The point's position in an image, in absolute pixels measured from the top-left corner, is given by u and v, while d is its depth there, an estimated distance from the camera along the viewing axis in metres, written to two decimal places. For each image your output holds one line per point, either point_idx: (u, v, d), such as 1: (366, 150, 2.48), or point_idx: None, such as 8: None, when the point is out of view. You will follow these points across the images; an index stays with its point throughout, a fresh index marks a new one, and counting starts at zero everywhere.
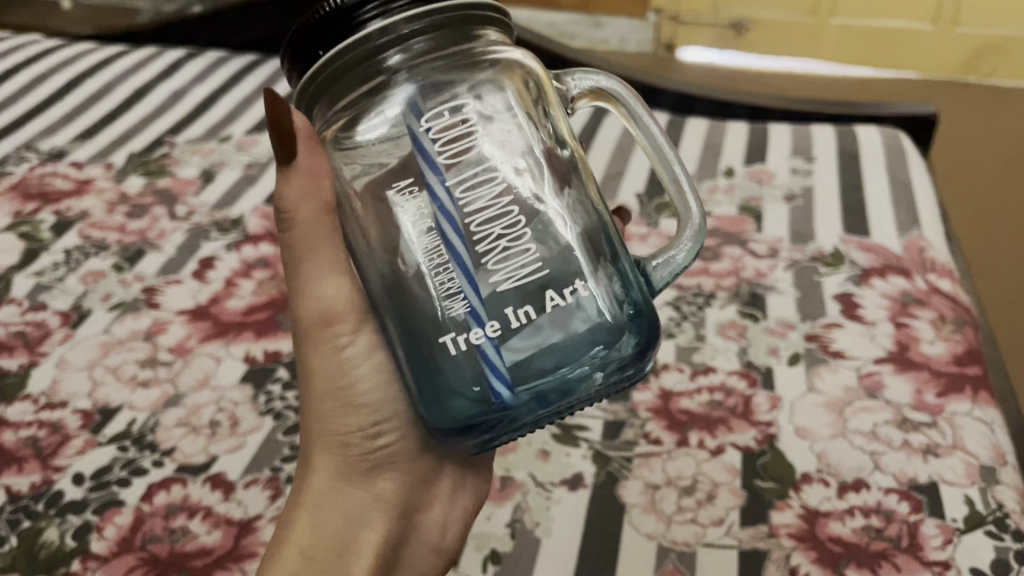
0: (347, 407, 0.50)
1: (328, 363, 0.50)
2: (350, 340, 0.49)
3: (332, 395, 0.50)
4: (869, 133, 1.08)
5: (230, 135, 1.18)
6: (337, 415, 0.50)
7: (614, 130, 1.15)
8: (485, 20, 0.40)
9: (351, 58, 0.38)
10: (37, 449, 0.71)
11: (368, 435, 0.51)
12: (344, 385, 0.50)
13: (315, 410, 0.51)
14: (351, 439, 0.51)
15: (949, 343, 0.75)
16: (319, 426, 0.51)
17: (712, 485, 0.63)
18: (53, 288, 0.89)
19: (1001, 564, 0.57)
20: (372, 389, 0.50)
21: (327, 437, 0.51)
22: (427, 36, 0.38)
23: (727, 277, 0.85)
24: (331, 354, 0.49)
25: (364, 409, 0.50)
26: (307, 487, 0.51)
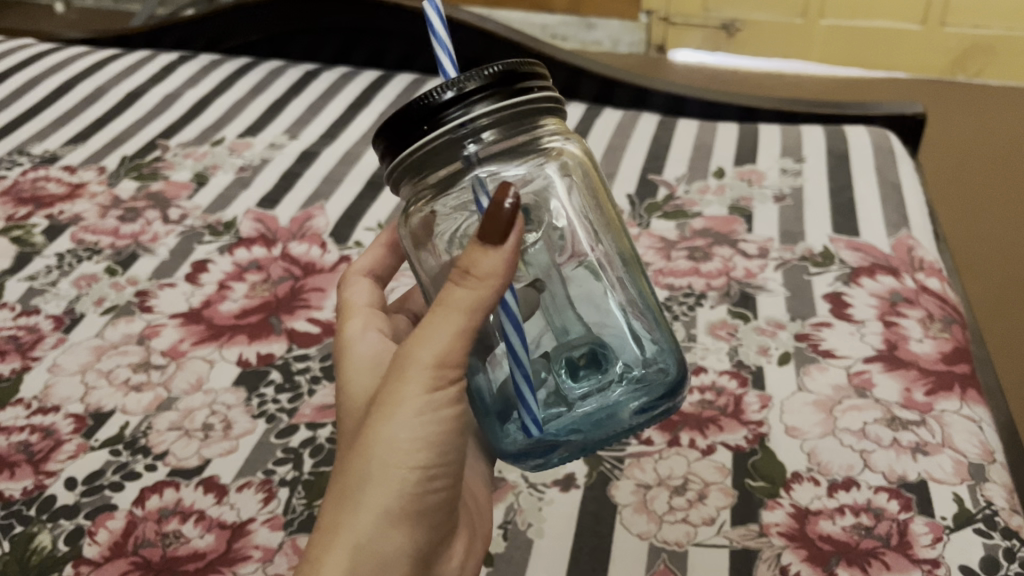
0: (416, 447, 0.46)
1: (417, 398, 0.46)
2: (449, 386, 0.46)
3: (412, 434, 0.46)
4: (858, 133, 1.09)
5: (223, 139, 1.18)
6: (408, 453, 0.46)
7: (606, 132, 1.16)
8: (546, 108, 0.46)
9: (434, 146, 0.44)
10: (30, 453, 0.71)
11: (428, 477, 0.47)
12: (422, 427, 0.46)
13: (388, 442, 0.46)
14: (412, 481, 0.46)
15: (938, 342, 0.75)
16: (383, 464, 0.46)
17: (702, 485, 0.64)
18: (45, 292, 0.89)
19: (990, 561, 0.57)
20: (447, 433, 0.47)
21: (390, 473, 0.46)
22: (494, 128, 0.44)
23: (717, 278, 0.85)
24: (426, 392, 0.46)
25: (432, 449, 0.47)
26: (353, 517, 0.45)
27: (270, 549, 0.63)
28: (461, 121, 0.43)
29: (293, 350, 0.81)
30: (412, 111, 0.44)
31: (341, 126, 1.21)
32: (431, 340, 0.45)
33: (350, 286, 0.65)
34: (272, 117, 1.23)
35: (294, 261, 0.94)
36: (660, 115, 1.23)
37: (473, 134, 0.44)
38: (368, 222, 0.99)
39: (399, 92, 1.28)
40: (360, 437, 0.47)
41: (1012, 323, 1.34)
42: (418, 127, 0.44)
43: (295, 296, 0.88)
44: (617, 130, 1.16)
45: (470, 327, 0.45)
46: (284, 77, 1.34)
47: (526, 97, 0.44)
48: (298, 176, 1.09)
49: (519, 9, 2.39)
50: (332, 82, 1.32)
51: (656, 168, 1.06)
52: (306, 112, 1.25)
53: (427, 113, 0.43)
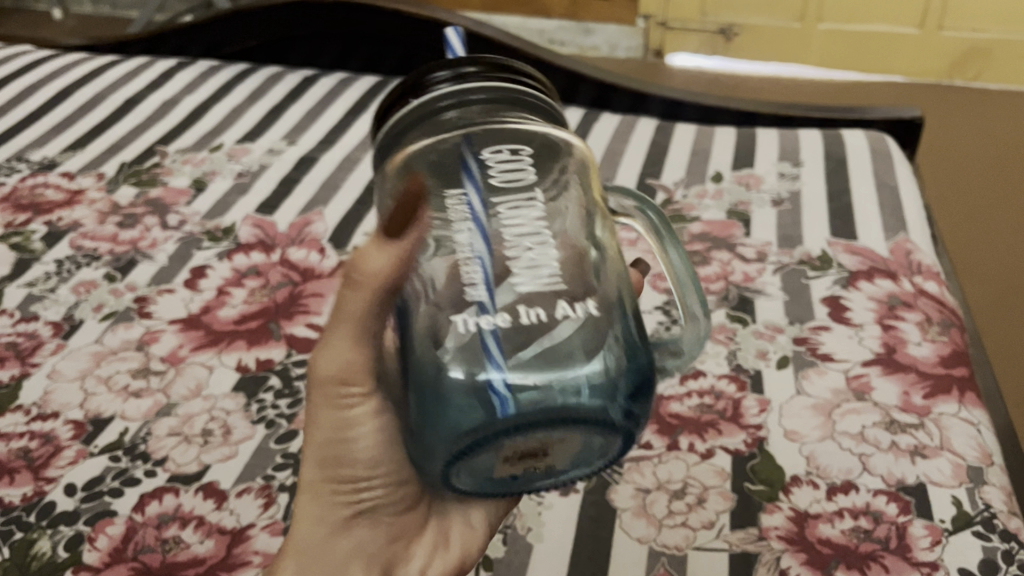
0: (339, 461, 0.44)
1: (329, 415, 0.43)
2: (358, 401, 0.43)
3: (327, 448, 0.44)
4: (856, 138, 1.09)
5: (222, 145, 1.18)
6: (329, 466, 0.44)
7: (604, 136, 1.16)
8: (548, 112, 0.39)
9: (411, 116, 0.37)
10: (29, 460, 0.71)
11: (358, 487, 0.45)
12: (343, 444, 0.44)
13: (309, 454, 0.45)
14: (339, 489, 0.45)
15: (936, 345, 0.76)
16: (311, 474, 0.45)
17: (701, 489, 0.64)
18: (44, 298, 0.89)
19: (988, 564, 0.57)
20: (376, 450, 0.44)
21: (317, 483, 0.45)
22: (484, 101, 0.37)
23: (715, 281, 0.86)
24: (336, 411, 0.43)
25: (358, 463, 0.44)
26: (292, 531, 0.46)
27: (270, 554, 0.63)
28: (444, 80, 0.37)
29: (292, 356, 0.81)
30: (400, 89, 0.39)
31: (340, 132, 1.21)
32: (330, 353, 0.41)
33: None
34: (270, 123, 1.23)
35: (293, 266, 0.94)
36: (658, 120, 1.23)
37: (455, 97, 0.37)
38: (368, 228, 1.00)
39: None
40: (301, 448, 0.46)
41: (1008, 327, 1.34)
42: (404, 85, 0.39)
43: (294, 301, 0.88)
44: (615, 135, 1.16)
45: (370, 336, 0.41)
46: (282, 83, 1.34)
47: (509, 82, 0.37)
48: (296, 181, 1.09)
49: (517, 14, 2.39)
50: (331, 88, 1.32)
51: (654, 173, 1.06)
52: (304, 117, 1.25)
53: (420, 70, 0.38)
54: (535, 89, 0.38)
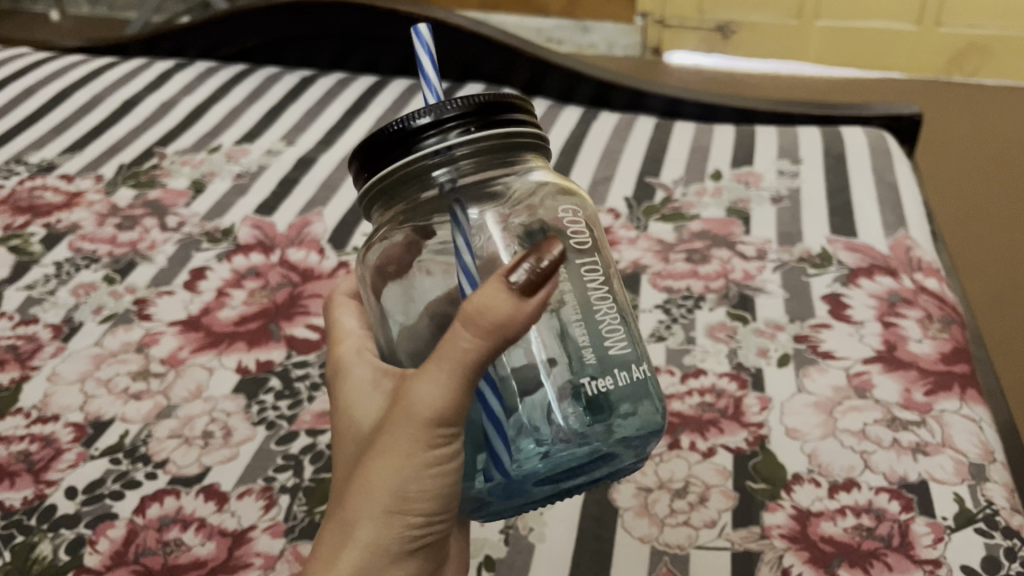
0: (415, 498, 0.42)
1: (418, 455, 0.41)
2: (447, 443, 0.41)
3: (405, 481, 0.41)
4: (855, 134, 1.09)
5: (221, 146, 1.18)
6: (402, 498, 0.42)
7: (603, 135, 1.16)
8: (529, 144, 0.43)
9: (408, 171, 0.41)
10: (30, 463, 0.71)
11: (425, 523, 0.43)
12: (418, 483, 0.42)
13: (382, 487, 0.42)
14: (403, 524, 0.42)
15: (937, 342, 0.75)
16: (375, 502, 0.42)
17: (703, 487, 0.64)
18: (44, 301, 0.89)
19: (991, 561, 0.57)
20: (450, 488, 0.43)
21: (383, 513, 0.42)
22: (473, 159, 0.41)
23: (715, 280, 0.85)
24: (424, 450, 0.41)
25: (433, 501, 0.42)
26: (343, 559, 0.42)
27: (271, 556, 0.63)
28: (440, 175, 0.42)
29: (292, 357, 0.81)
30: (387, 135, 0.41)
31: (339, 132, 1.21)
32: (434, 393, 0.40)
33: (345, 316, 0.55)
34: (268, 124, 1.23)
35: (292, 267, 0.93)
36: (657, 118, 1.23)
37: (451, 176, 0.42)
38: (367, 228, 0.99)
39: (395, 97, 1.29)
40: (356, 478, 0.43)
41: (1008, 324, 1.34)
42: (387, 150, 0.41)
43: (294, 302, 0.88)
44: (614, 134, 1.16)
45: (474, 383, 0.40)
46: (280, 83, 1.34)
47: (506, 130, 0.41)
48: (295, 182, 1.09)
49: (515, 13, 2.39)
50: (329, 88, 1.32)
51: (653, 171, 1.06)
52: (303, 118, 1.25)
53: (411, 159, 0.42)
54: (523, 125, 0.43)
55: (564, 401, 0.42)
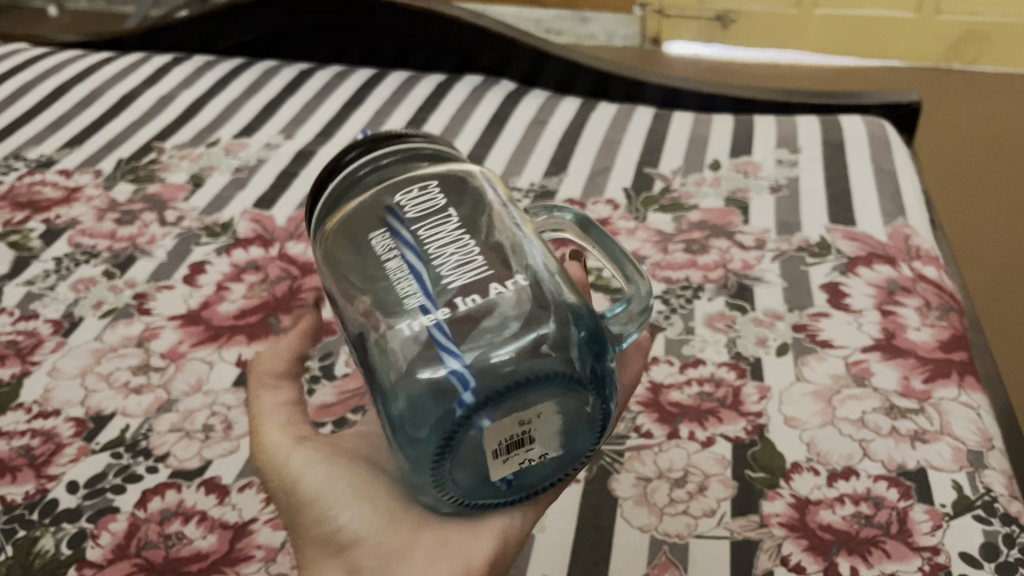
0: (313, 498, 0.48)
1: (285, 465, 0.50)
2: (296, 444, 0.50)
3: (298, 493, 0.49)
4: (854, 123, 1.09)
5: (219, 140, 1.18)
6: (298, 505, 0.49)
7: (601, 125, 1.16)
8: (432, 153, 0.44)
9: (339, 193, 0.43)
10: (31, 458, 0.71)
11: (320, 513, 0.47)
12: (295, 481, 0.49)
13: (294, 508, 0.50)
14: (309, 526, 0.48)
15: (935, 330, 0.75)
16: (304, 528, 0.49)
17: (702, 476, 0.64)
18: (44, 296, 0.89)
19: (990, 548, 0.57)
20: (318, 475, 0.48)
21: (300, 528, 0.49)
22: (392, 157, 0.43)
23: (714, 269, 0.85)
24: (285, 459, 0.50)
25: (309, 492, 0.48)
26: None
27: (272, 548, 0.63)
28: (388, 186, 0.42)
29: None
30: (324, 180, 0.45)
31: (337, 125, 1.21)
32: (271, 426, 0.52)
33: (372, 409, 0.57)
34: (267, 118, 1.23)
35: (292, 260, 0.94)
36: (655, 108, 1.23)
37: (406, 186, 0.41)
38: None
39: (393, 90, 1.29)
40: None
41: (1011, 309, 1.34)
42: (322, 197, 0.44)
43: (294, 295, 0.88)
44: (612, 124, 1.16)
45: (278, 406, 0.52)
46: (278, 77, 1.34)
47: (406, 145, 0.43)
48: (294, 175, 1.09)
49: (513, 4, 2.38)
50: (327, 81, 1.32)
51: (652, 161, 1.06)
52: (300, 111, 1.25)
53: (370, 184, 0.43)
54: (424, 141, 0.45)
55: (464, 296, 0.37)
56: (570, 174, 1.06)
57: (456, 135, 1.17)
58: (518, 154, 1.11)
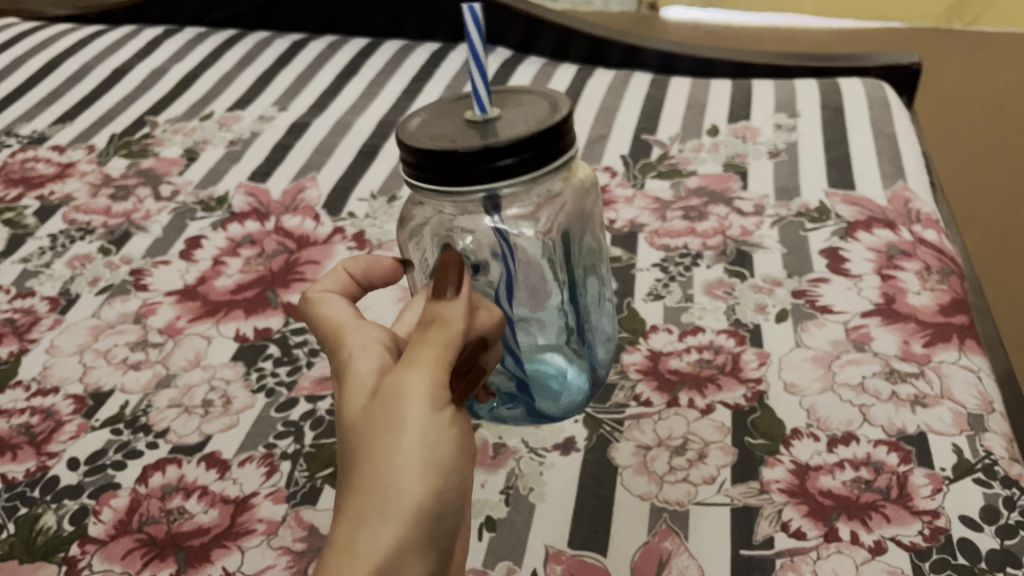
0: (451, 469, 0.38)
1: (425, 413, 0.37)
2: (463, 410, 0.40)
3: (426, 463, 0.37)
4: (853, 86, 1.08)
5: (213, 113, 1.17)
6: (435, 472, 0.37)
7: (598, 92, 1.15)
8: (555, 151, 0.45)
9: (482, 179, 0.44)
10: (31, 436, 0.71)
11: (448, 503, 0.38)
12: (448, 449, 0.38)
13: (407, 464, 0.36)
14: (439, 502, 0.37)
15: (936, 293, 0.75)
16: (386, 500, 0.36)
17: (702, 444, 0.64)
18: (40, 273, 0.89)
19: (990, 510, 0.57)
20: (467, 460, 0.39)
21: (407, 499, 0.36)
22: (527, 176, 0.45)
23: (712, 236, 0.85)
24: (440, 418, 0.38)
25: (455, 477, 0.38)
26: (372, 555, 0.34)
27: (273, 522, 0.63)
28: (482, 185, 0.43)
29: (290, 324, 0.81)
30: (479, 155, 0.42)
31: (331, 96, 1.20)
32: (425, 356, 0.39)
33: (352, 359, 0.42)
34: (261, 89, 1.22)
35: (288, 234, 0.93)
36: (653, 75, 1.22)
37: (482, 158, 0.43)
38: (361, 193, 0.99)
39: (387, 60, 1.27)
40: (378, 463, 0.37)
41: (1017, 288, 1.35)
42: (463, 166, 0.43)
43: (290, 269, 0.88)
44: (609, 91, 1.15)
45: (449, 358, 0.40)
46: (271, 48, 1.32)
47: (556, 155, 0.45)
48: (289, 148, 1.08)
49: None
50: (320, 52, 1.31)
51: (650, 127, 1.05)
52: (294, 82, 1.23)
53: (446, 161, 0.43)
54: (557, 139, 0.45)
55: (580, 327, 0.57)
56: None
57: None
58: None
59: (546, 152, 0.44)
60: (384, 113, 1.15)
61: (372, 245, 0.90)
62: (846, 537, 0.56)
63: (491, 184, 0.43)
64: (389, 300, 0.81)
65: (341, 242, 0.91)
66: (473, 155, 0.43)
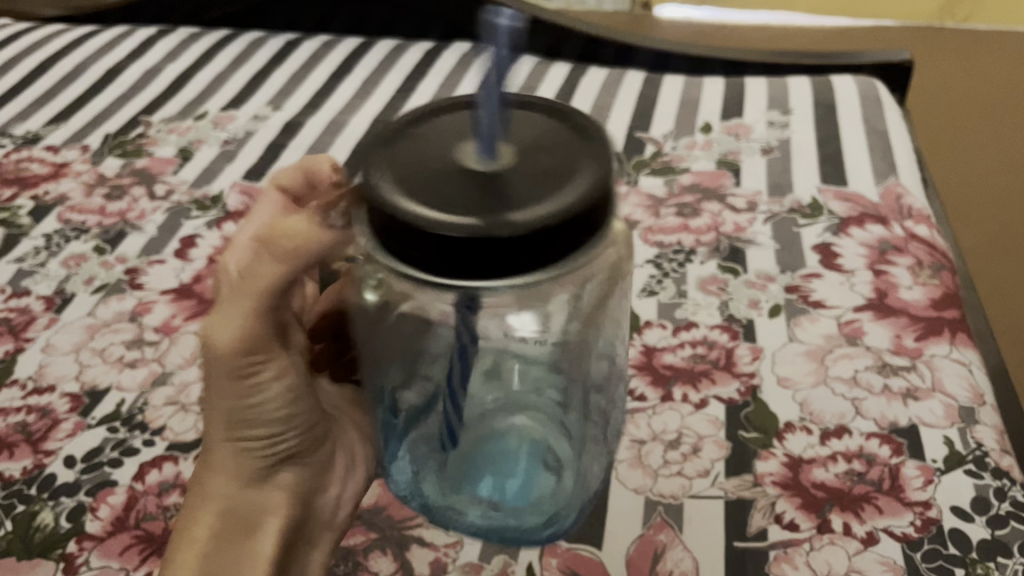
0: (265, 405, 0.48)
1: (224, 377, 0.46)
2: (269, 364, 0.47)
3: (232, 416, 0.47)
4: (845, 83, 1.08)
5: (207, 112, 1.17)
6: (244, 418, 0.48)
7: (592, 91, 1.15)
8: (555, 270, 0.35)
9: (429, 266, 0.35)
10: (27, 434, 0.71)
11: (270, 436, 0.49)
12: (254, 398, 0.47)
13: (217, 411, 0.48)
14: (256, 436, 0.48)
15: (927, 288, 0.76)
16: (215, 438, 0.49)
17: (696, 438, 0.64)
18: (35, 273, 0.89)
19: (981, 501, 0.57)
20: (281, 399, 0.48)
21: (228, 434, 0.48)
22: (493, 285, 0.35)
23: (706, 233, 0.85)
24: (241, 374, 0.46)
25: (271, 416, 0.48)
26: (213, 477, 0.49)
27: None
28: (501, 286, 0.34)
29: None
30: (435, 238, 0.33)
31: (325, 95, 1.20)
32: (227, 322, 0.45)
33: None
34: (254, 89, 1.22)
35: None
36: (646, 72, 1.22)
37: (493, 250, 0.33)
38: None
39: (381, 59, 1.27)
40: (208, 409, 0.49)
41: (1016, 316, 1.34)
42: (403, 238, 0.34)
43: None
44: (603, 89, 1.15)
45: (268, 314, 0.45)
46: (265, 47, 1.32)
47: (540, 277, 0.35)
48: (283, 147, 1.08)
49: None
50: (314, 51, 1.31)
51: (643, 125, 1.06)
52: (288, 81, 1.23)
53: (447, 247, 0.33)
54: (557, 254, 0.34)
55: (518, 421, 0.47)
56: None
57: None
58: None
59: (568, 244, 0.34)
60: (378, 112, 1.15)
61: None
62: (838, 529, 0.57)
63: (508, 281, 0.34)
64: None
65: None
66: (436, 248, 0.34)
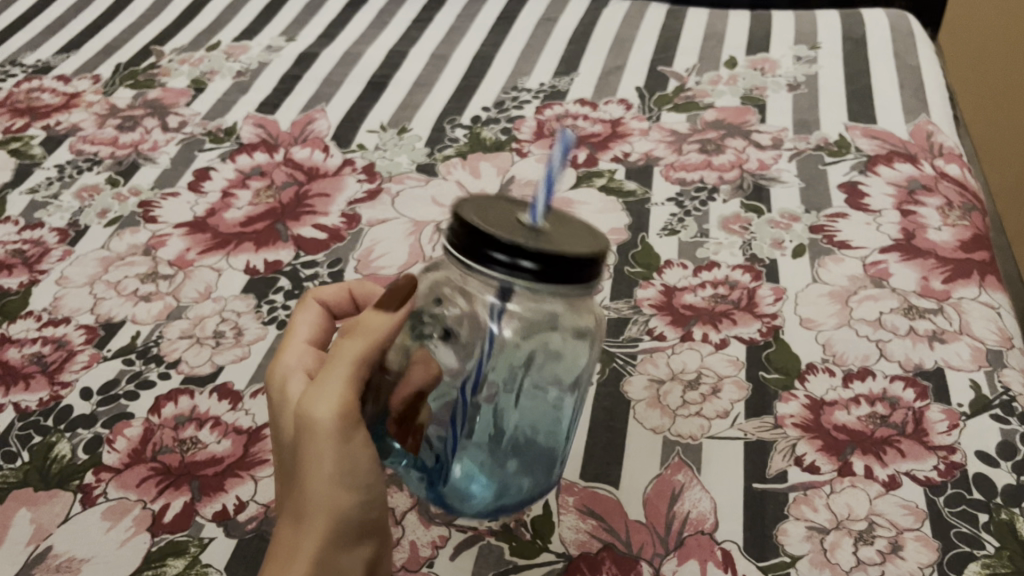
0: (364, 473, 0.45)
1: (333, 445, 0.43)
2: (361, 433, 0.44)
3: (334, 483, 0.44)
4: (876, 17, 1.05)
5: (219, 43, 1.14)
6: (342, 488, 0.44)
7: (613, 23, 1.12)
8: (579, 285, 0.42)
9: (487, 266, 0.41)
10: (43, 365, 0.71)
11: (363, 506, 0.45)
12: (353, 468, 0.44)
13: (316, 480, 0.44)
14: (351, 505, 0.44)
15: (957, 229, 0.74)
16: (306, 507, 0.44)
17: (716, 378, 0.63)
18: (48, 205, 0.88)
19: (1007, 446, 0.57)
20: (375, 470, 0.45)
21: (326, 503, 0.44)
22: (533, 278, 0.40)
23: (729, 170, 0.83)
24: (345, 444, 0.44)
25: (363, 488, 0.45)
26: (302, 549, 0.44)
27: None
28: (500, 273, 0.40)
29: (300, 257, 0.80)
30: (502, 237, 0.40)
31: (339, 26, 1.17)
32: (337, 387, 0.44)
33: (285, 376, 0.50)
34: (268, 18, 1.19)
35: (297, 166, 0.92)
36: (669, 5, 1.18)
37: (509, 254, 0.40)
38: (371, 125, 0.97)
39: None
40: (293, 481, 0.45)
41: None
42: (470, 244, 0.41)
43: (300, 201, 0.87)
44: (624, 21, 1.12)
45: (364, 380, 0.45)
46: None
47: (570, 287, 0.41)
48: (298, 78, 1.06)
49: None
50: None
51: (666, 59, 1.03)
52: (302, 12, 1.21)
53: (481, 238, 0.41)
54: (591, 265, 0.41)
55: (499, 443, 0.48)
56: (581, 74, 1.02)
57: (464, 35, 1.13)
58: (528, 53, 1.08)
59: (587, 273, 0.42)
60: (394, 43, 1.12)
61: (382, 178, 0.89)
62: (860, 472, 0.56)
63: (509, 281, 0.41)
64: (400, 234, 0.81)
65: (351, 175, 0.90)
66: (502, 248, 0.40)
